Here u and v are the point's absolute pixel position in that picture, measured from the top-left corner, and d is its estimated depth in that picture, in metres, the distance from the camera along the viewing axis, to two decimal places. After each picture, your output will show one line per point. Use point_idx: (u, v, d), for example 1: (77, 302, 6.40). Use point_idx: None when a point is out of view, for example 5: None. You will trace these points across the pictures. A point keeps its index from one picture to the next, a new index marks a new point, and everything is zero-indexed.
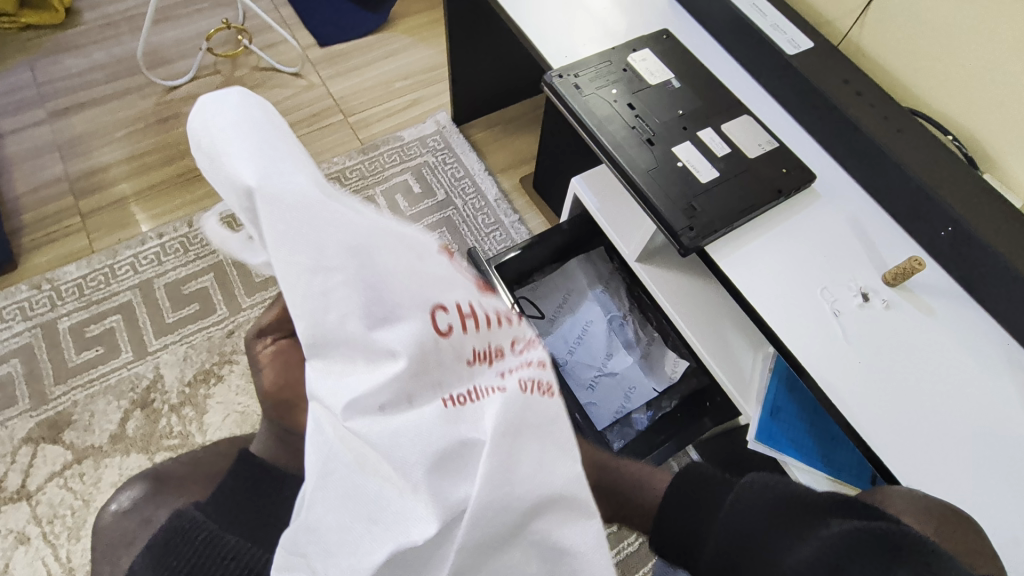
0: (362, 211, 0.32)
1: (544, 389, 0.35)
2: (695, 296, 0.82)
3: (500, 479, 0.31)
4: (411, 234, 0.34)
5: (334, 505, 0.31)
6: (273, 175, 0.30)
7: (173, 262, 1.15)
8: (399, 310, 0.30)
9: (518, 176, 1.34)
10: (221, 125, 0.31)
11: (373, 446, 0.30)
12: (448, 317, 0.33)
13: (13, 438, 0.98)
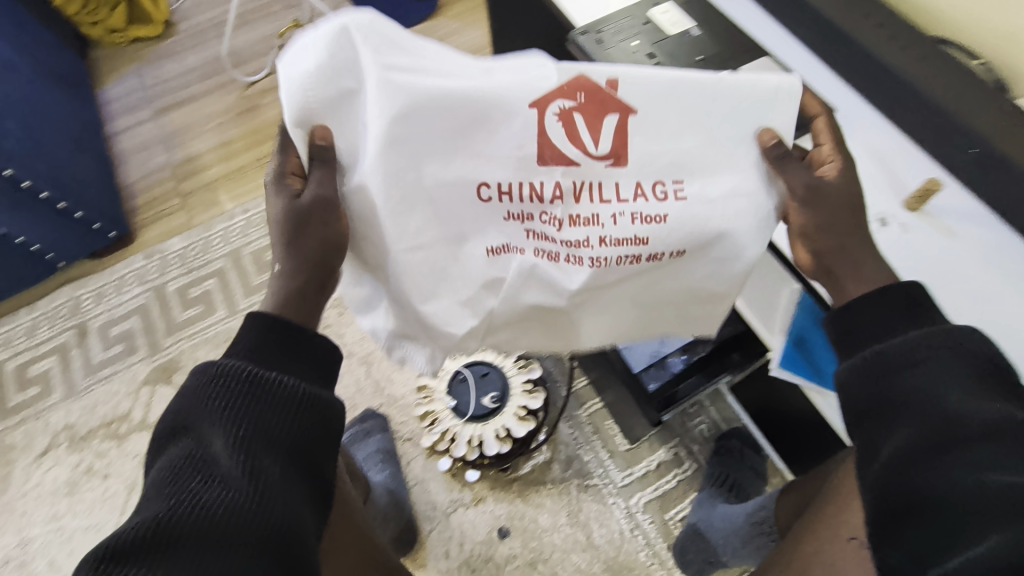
0: (442, 113, 0.47)
1: (553, 256, 0.52)
2: None
3: (509, 289, 0.53)
4: (471, 137, 0.49)
5: (415, 270, 0.51)
6: (389, 76, 0.46)
7: (256, 232, 1.32)
8: (457, 183, 0.50)
9: None
10: (360, 32, 0.46)
11: (448, 259, 0.52)
12: (490, 191, 0.50)
13: (136, 380, 1.18)
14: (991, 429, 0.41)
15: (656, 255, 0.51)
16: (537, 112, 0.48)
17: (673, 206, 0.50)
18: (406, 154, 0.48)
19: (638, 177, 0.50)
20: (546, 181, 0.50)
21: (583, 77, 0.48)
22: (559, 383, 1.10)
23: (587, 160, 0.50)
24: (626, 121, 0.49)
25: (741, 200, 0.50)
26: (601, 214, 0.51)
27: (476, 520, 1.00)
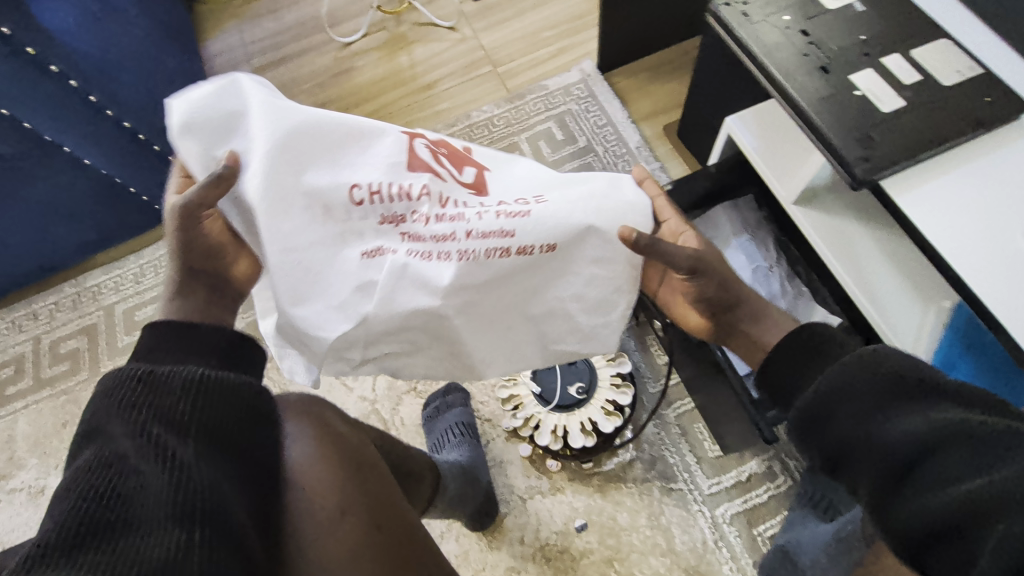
0: (315, 132, 0.54)
1: (428, 255, 0.55)
2: (862, 247, 0.80)
3: (395, 284, 0.53)
4: (362, 155, 0.56)
5: (291, 271, 0.52)
6: (221, 99, 0.53)
7: None
8: (350, 185, 0.54)
9: (662, 124, 1.31)
10: (248, 77, 0.55)
11: (343, 259, 0.54)
12: (360, 193, 0.54)
13: None
14: (921, 436, 0.42)
15: (523, 248, 0.55)
16: (406, 138, 0.58)
17: (535, 207, 0.56)
18: (292, 168, 0.53)
19: (501, 197, 0.57)
20: (413, 183, 0.56)
21: (444, 140, 0.61)
22: (647, 380, 1.06)
23: (448, 180, 0.58)
24: (481, 172, 0.60)
25: (600, 202, 0.57)
26: (419, 209, 0.56)
27: (553, 509, 0.99)
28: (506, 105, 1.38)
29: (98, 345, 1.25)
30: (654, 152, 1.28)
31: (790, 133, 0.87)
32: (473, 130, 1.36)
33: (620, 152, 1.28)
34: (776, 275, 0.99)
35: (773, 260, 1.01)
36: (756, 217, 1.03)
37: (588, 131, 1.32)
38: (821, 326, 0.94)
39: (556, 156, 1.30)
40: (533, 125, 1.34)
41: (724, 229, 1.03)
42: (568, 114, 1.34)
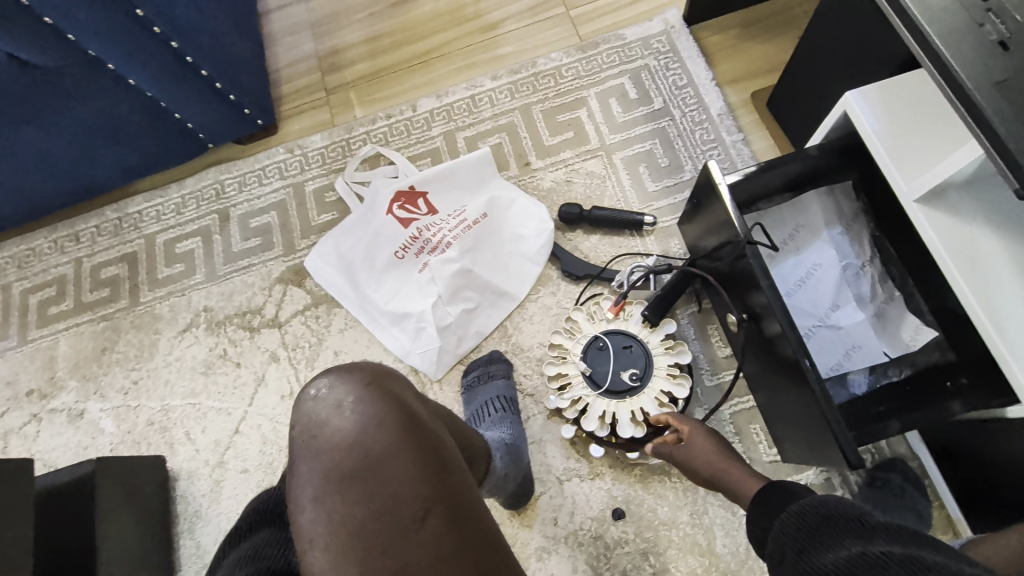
0: (365, 222, 1.11)
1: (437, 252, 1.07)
2: (989, 255, 0.70)
3: (459, 281, 1.05)
4: (398, 211, 1.10)
5: (394, 302, 1.06)
6: (331, 252, 1.13)
7: (397, 142, 1.24)
8: (404, 246, 1.08)
9: (749, 90, 1.18)
10: (325, 251, 1.14)
11: (426, 279, 1.05)
12: (401, 248, 1.08)
13: (270, 276, 1.18)
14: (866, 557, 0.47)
15: (476, 222, 1.09)
16: (392, 214, 1.09)
17: (464, 217, 1.09)
18: (367, 263, 1.09)
19: (448, 209, 1.11)
20: (413, 229, 1.09)
21: (397, 191, 1.10)
22: (704, 373, 0.99)
23: (420, 218, 1.10)
24: (429, 199, 1.11)
25: (501, 207, 1.11)
26: (422, 245, 1.08)
27: (591, 494, 0.96)
28: (577, 54, 1.25)
29: (138, 274, 1.23)
30: (737, 121, 1.15)
31: (918, 120, 0.75)
32: (539, 80, 1.24)
33: (699, 118, 1.16)
34: (867, 276, 0.89)
35: (868, 258, 0.89)
36: (854, 207, 0.91)
37: (665, 92, 1.19)
38: (911, 338, 0.84)
39: (627, 116, 1.18)
40: (605, 80, 1.22)
41: (815, 216, 0.92)
42: (644, 70, 1.21)
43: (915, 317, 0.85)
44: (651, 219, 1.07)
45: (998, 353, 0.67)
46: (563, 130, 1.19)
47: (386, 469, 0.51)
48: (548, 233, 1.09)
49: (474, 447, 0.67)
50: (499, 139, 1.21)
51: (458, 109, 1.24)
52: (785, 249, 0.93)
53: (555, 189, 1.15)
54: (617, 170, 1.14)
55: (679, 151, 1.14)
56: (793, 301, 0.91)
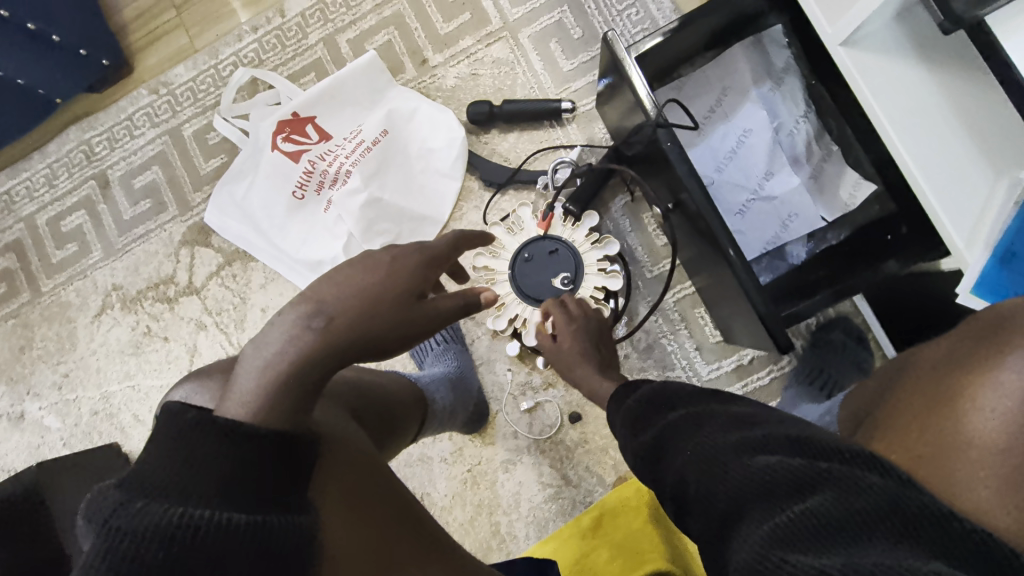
0: (255, 162, 0.98)
1: (341, 183, 0.97)
2: (922, 99, 0.62)
3: (369, 212, 0.96)
4: (287, 146, 0.97)
5: (302, 246, 0.98)
6: (220, 203, 1.01)
7: (273, 60, 1.07)
8: (304, 186, 0.97)
9: None
10: (216, 203, 1.01)
11: (335, 218, 0.97)
12: (302, 190, 0.97)
13: (173, 240, 1.08)
14: (696, 422, 0.51)
15: (377, 140, 0.97)
16: (281, 150, 0.97)
17: (364, 137, 0.98)
18: (265, 212, 0.98)
19: (344, 131, 0.99)
20: (310, 165, 0.97)
21: (281, 120, 0.96)
22: (644, 265, 0.95)
23: (312, 148, 0.98)
24: (319, 123, 0.98)
25: (400, 115, 0.98)
26: (323, 180, 0.98)
27: (546, 404, 0.95)
28: None
29: (29, 263, 1.11)
30: None
31: None
32: None
33: None
34: (801, 134, 0.82)
35: (800, 113, 0.82)
36: (784, 57, 0.81)
37: None
38: (850, 196, 0.79)
39: None
40: None
41: (742, 74, 0.82)
42: None
43: (853, 171, 0.79)
44: (569, 105, 0.95)
45: (932, 212, 0.61)
46: (458, 12, 1.02)
47: (346, 488, 0.47)
48: (457, 132, 0.97)
49: (391, 406, 0.66)
50: (387, 36, 1.04)
51: (332, 5, 1.06)
52: (713, 117, 0.84)
53: (461, 87, 1.02)
54: (525, 52, 1.00)
55: (591, 16, 0.99)
56: (725, 176, 0.83)
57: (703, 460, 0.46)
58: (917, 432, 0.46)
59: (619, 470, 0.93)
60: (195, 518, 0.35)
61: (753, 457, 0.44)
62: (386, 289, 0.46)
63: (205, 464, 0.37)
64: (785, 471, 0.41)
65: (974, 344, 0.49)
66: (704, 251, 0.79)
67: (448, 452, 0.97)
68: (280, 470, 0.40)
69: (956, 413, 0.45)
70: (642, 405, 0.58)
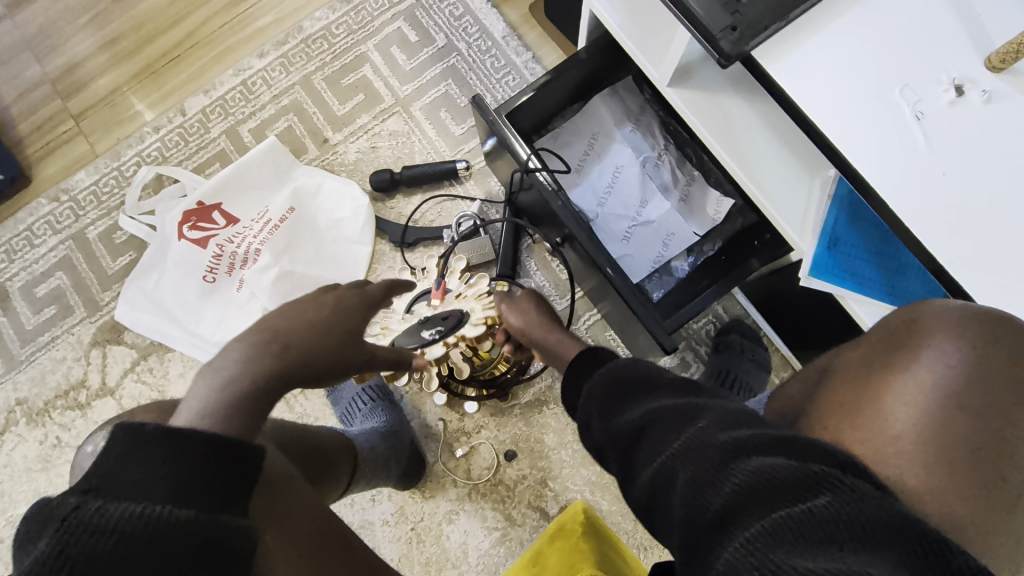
0: (161, 254, 0.99)
1: (251, 262, 0.99)
2: (743, 120, 0.73)
3: (283, 285, 0.99)
4: (193, 234, 0.99)
5: (216, 329, 0.98)
6: (125, 301, 1.00)
7: (178, 155, 1.11)
8: (214, 271, 0.99)
9: (527, 3, 1.13)
10: (123, 300, 1.00)
11: (248, 297, 0.99)
12: (213, 274, 0.99)
13: (82, 343, 1.05)
14: (684, 408, 0.48)
15: (284, 217, 1.02)
16: (187, 239, 0.99)
17: (271, 215, 1.01)
18: (176, 302, 0.99)
19: (250, 213, 1.02)
20: (218, 249, 1.00)
21: (186, 211, 0.99)
22: (553, 299, 1.02)
23: (218, 233, 1.00)
24: (224, 208, 1.01)
25: (305, 190, 1.03)
26: (234, 262, 1.00)
27: (482, 446, 0.97)
28: (342, 7, 1.14)
29: None
30: (523, 40, 1.11)
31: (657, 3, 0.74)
32: (311, 45, 1.14)
33: (485, 46, 1.11)
34: (665, 165, 0.93)
35: (661, 148, 0.94)
36: (639, 103, 0.94)
37: (444, 26, 1.12)
38: (715, 212, 0.90)
39: (413, 63, 1.12)
40: (380, 29, 1.13)
41: (605, 120, 0.94)
42: (417, 7, 1.13)
43: (714, 191, 0.91)
44: (464, 164, 1.03)
45: (770, 216, 0.71)
46: (352, 95, 1.11)
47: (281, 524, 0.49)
48: (362, 199, 1.03)
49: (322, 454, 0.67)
50: (287, 123, 1.11)
51: (232, 100, 1.13)
52: (588, 160, 0.94)
53: (362, 160, 1.09)
54: (419, 123, 1.09)
55: (473, 85, 1.10)
56: (607, 209, 0.92)
57: (693, 455, 0.43)
58: (849, 425, 0.48)
59: (560, 499, 0.95)
60: (152, 514, 0.35)
61: (749, 459, 0.41)
62: (331, 322, 0.52)
63: (159, 464, 0.37)
64: (787, 467, 0.39)
65: (891, 346, 0.52)
66: (598, 278, 0.86)
67: (390, 513, 0.95)
68: (234, 481, 0.39)
69: (877, 409, 0.48)
70: (618, 385, 0.55)
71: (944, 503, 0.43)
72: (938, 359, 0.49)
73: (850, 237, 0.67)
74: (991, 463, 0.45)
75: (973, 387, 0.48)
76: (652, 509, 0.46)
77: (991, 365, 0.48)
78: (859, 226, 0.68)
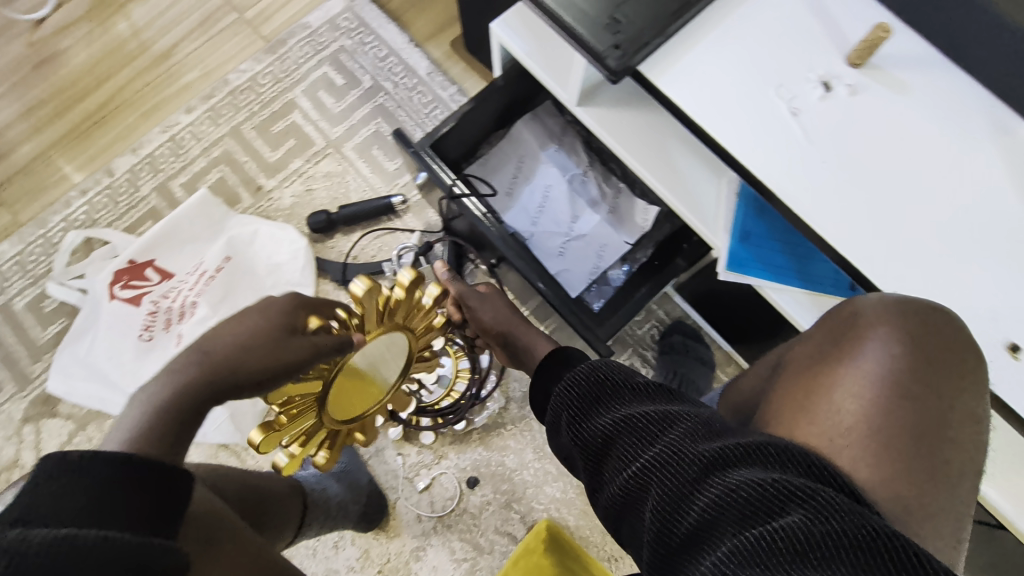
0: (93, 318, 0.97)
1: (187, 315, 0.97)
2: (649, 131, 0.77)
3: None
4: (125, 293, 0.97)
5: None
6: (58, 370, 0.97)
7: (107, 217, 1.09)
8: (148, 329, 0.97)
9: (448, 40, 1.17)
10: (55, 369, 0.96)
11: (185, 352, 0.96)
12: (148, 332, 0.97)
13: (13, 420, 1.00)
14: (655, 419, 0.47)
15: (219, 267, 1.00)
16: (119, 299, 0.97)
17: (205, 266, 1.00)
18: (110, 365, 0.95)
19: (184, 266, 1.01)
20: (152, 306, 0.98)
21: (116, 271, 0.98)
22: None
23: (152, 290, 0.98)
24: (157, 264, 1.00)
25: (239, 237, 1.02)
26: (169, 318, 0.97)
27: (442, 477, 0.96)
28: (267, 57, 1.16)
29: None
30: (448, 75, 1.15)
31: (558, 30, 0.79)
32: (238, 97, 1.15)
33: (411, 83, 1.14)
34: (592, 181, 0.97)
35: (586, 164, 0.98)
36: (560, 124, 0.98)
37: (370, 67, 1.15)
38: (642, 220, 0.93)
39: (342, 105, 1.14)
40: (306, 75, 1.15)
41: (529, 143, 0.97)
42: (341, 52, 1.16)
43: (640, 201, 0.95)
44: (400, 198, 1.05)
45: (686, 218, 0.75)
46: (283, 141, 1.12)
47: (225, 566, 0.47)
48: (299, 241, 1.03)
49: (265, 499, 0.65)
50: (219, 174, 1.11)
51: (161, 156, 1.12)
52: (518, 182, 0.97)
53: (298, 203, 1.09)
54: (352, 162, 1.11)
55: (403, 121, 1.13)
56: (541, 227, 0.95)
57: (668, 467, 0.43)
58: (805, 421, 0.50)
59: (527, 520, 0.94)
60: (77, 536, 0.34)
61: (723, 473, 0.41)
62: (249, 327, 0.49)
63: (90, 491, 0.37)
64: (760, 482, 0.39)
65: (835, 340, 0.54)
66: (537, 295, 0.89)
67: (355, 558, 0.92)
68: (164, 501, 0.40)
69: (828, 403, 0.50)
70: (587, 390, 0.53)
71: (894, 488, 0.46)
72: (879, 353, 0.51)
73: (759, 229, 0.71)
74: (924, 444, 0.48)
75: (905, 377, 0.50)
76: (630, 523, 0.46)
77: (925, 356, 0.51)
78: (766, 220, 0.71)
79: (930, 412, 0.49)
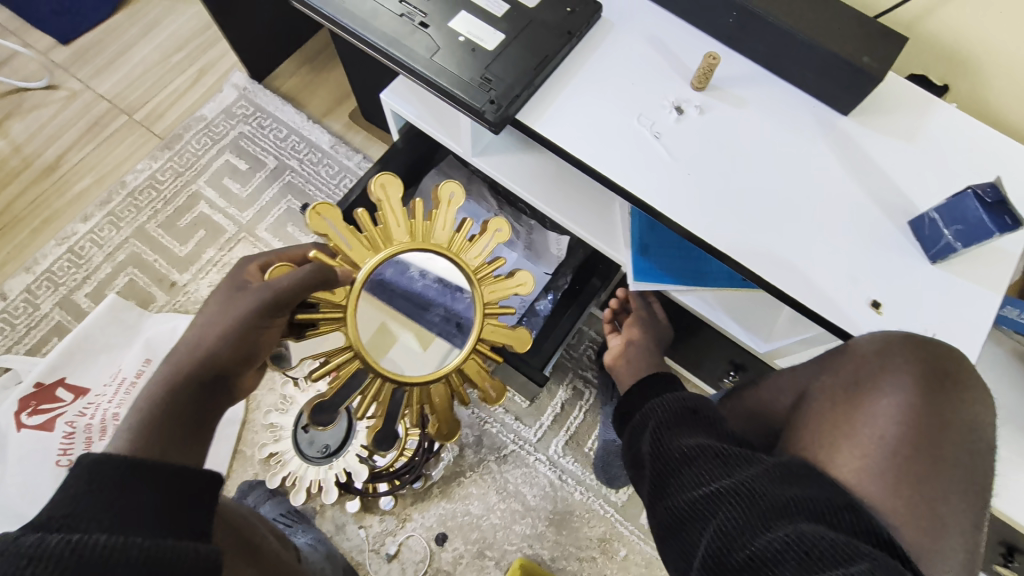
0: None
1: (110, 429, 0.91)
2: (542, 169, 0.83)
3: None
4: (35, 418, 0.90)
5: None
6: None
7: (6, 342, 1.02)
8: (67, 451, 0.89)
9: (346, 113, 1.21)
10: None
11: None
12: (67, 456, 0.89)
13: None
14: (736, 458, 0.46)
15: (140, 372, 0.96)
16: (29, 426, 0.89)
17: (124, 374, 0.96)
18: (26, 501, 0.85)
19: (101, 379, 0.96)
20: (68, 427, 0.91)
21: (23, 397, 0.91)
22: None
23: (66, 410, 0.92)
24: (70, 382, 0.94)
25: (159, 337, 0.99)
26: (88, 436, 0.91)
27: (410, 539, 0.94)
28: (164, 153, 1.16)
29: None
30: (351, 145, 1.19)
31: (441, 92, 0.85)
32: (138, 197, 1.13)
33: (316, 158, 1.17)
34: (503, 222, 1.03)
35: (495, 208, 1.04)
36: (464, 175, 1.04)
37: (272, 149, 1.17)
38: (557, 250, 0.99)
39: (249, 189, 1.15)
40: (208, 165, 1.15)
41: None
42: (241, 138, 1.18)
43: (552, 233, 1.01)
44: None
45: (591, 241, 0.81)
46: (192, 233, 1.11)
47: None
48: None
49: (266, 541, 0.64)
50: (128, 277, 1.07)
51: (60, 270, 1.07)
52: None
53: None
54: (268, 243, 1.11)
55: (313, 195, 1.15)
56: None
57: (740, 498, 0.42)
58: (845, 444, 0.45)
59: (502, 564, 0.93)
60: (97, 542, 0.32)
61: (786, 516, 0.40)
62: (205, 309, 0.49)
63: (110, 500, 0.35)
64: (821, 535, 0.37)
65: (855, 369, 0.50)
66: None
67: None
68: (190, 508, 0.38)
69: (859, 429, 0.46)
70: (679, 416, 0.53)
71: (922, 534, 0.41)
72: (903, 393, 0.47)
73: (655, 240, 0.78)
74: (962, 484, 0.43)
75: (931, 421, 0.45)
76: (676, 541, 0.45)
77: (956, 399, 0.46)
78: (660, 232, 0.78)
79: (958, 445, 0.44)
